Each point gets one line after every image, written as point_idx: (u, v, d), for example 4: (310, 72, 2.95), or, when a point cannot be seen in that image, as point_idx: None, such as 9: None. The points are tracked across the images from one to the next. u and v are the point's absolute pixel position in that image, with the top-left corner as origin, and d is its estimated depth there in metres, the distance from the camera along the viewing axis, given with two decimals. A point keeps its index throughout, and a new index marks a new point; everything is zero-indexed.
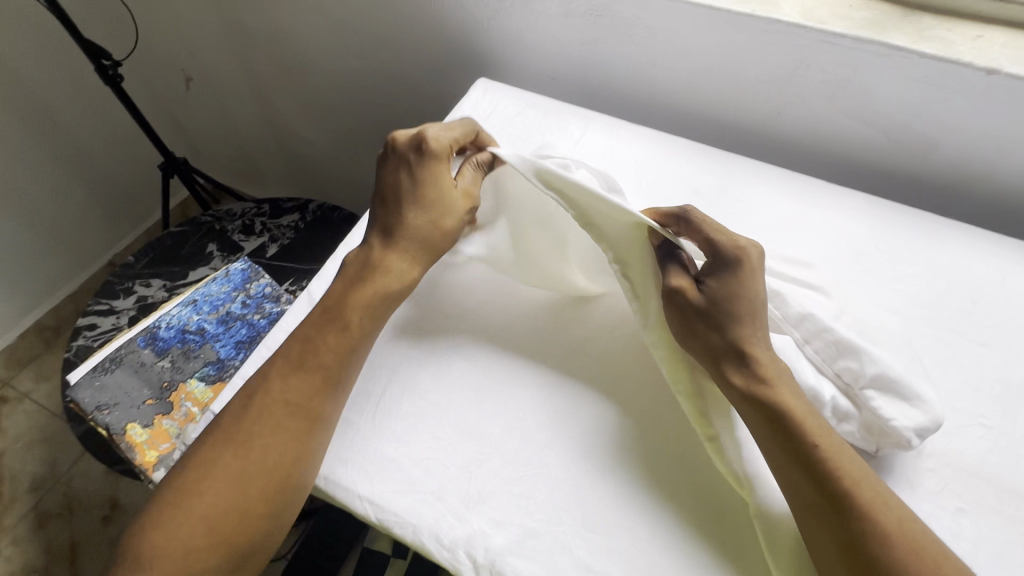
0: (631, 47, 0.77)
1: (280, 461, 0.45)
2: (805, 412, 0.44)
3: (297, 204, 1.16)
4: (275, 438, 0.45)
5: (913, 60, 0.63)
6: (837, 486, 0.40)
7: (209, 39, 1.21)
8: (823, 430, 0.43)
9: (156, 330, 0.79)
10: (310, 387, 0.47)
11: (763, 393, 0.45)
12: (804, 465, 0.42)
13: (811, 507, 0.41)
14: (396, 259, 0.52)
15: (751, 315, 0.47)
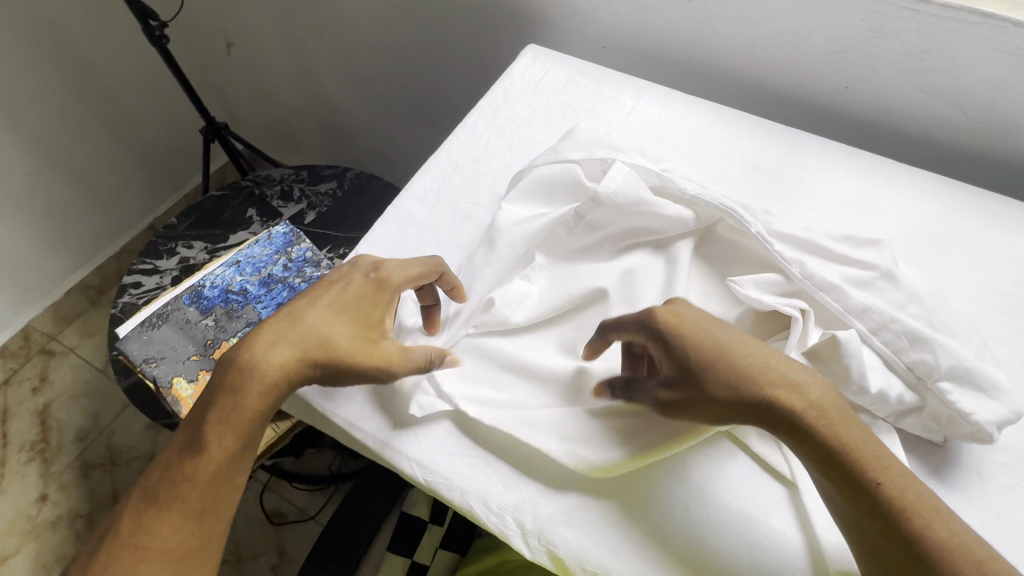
0: (690, 13, 0.74)
1: (186, 511, 0.43)
2: (859, 443, 0.39)
3: (334, 172, 1.17)
4: (185, 487, 0.43)
5: (1006, 30, 0.58)
6: (909, 527, 0.36)
7: (251, 2, 1.20)
8: (881, 460, 0.38)
9: (201, 289, 0.80)
10: (216, 433, 0.44)
11: (812, 425, 0.39)
12: (860, 501, 0.37)
13: (870, 544, 0.37)
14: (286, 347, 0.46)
15: (732, 356, 0.42)
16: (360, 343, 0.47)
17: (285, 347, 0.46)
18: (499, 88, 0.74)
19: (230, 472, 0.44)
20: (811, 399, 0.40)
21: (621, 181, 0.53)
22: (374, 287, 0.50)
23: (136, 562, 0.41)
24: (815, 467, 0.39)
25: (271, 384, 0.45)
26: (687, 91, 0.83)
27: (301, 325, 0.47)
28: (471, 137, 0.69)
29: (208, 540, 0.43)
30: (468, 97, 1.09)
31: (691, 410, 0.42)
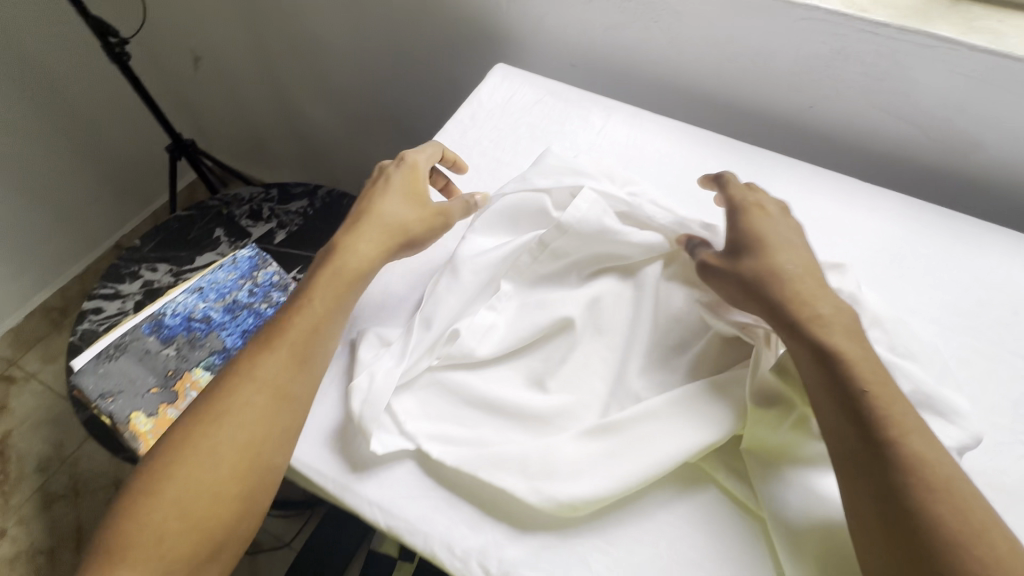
0: (657, 32, 0.74)
1: (291, 355, 0.48)
2: (858, 356, 0.43)
3: (305, 190, 1.15)
4: (289, 334, 0.49)
5: (962, 53, 0.59)
6: (885, 435, 0.39)
7: (218, 17, 1.18)
8: (876, 373, 0.42)
9: (161, 317, 0.77)
10: (316, 290, 0.51)
11: (817, 331, 0.44)
12: (846, 405, 0.41)
13: (846, 446, 0.40)
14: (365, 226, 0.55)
15: (771, 252, 0.49)
16: (423, 218, 0.57)
17: (371, 231, 0.55)
18: (468, 108, 0.74)
19: (329, 329, 0.50)
20: (818, 312, 0.45)
21: (586, 209, 0.53)
22: (414, 172, 0.60)
23: (243, 399, 0.45)
24: (806, 366, 0.43)
25: (361, 258, 0.54)
26: (656, 109, 0.83)
27: (377, 212, 0.56)
28: (437, 160, 0.68)
29: (306, 390, 0.47)
30: (440, 114, 1.08)
31: (720, 276, 0.49)
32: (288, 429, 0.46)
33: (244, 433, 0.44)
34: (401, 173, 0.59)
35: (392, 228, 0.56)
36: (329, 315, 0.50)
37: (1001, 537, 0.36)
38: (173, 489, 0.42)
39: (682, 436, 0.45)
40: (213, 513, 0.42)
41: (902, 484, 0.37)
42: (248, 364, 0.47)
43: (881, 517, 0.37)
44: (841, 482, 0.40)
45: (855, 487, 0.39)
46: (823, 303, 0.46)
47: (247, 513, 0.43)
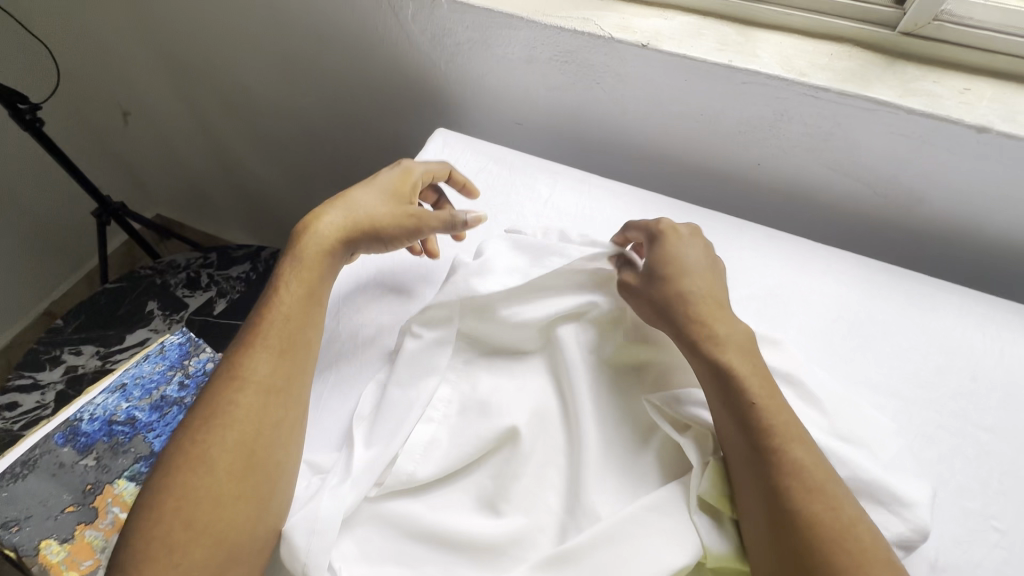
0: (600, 94, 0.72)
1: (271, 360, 0.50)
2: (750, 371, 0.46)
3: (247, 253, 1.09)
4: (267, 333, 0.51)
5: (900, 116, 0.59)
6: (770, 442, 0.43)
7: (145, 72, 1.11)
8: (764, 386, 0.46)
9: (77, 424, 0.69)
10: (287, 287, 0.54)
11: (713, 350, 0.48)
12: (738, 418, 0.44)
13: (736, 452, 0.44)
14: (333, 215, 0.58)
15: (684, 273, 0.53)
16: (392, 210, 0.58)
17: (336, 216, 0.57)
18: None
19: (305, 324, 0.53)
20: (713, 333, 0.48)
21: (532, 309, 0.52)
22: (405, 176, 0.62)
23: (231, 399, 0.47)
24: (707, 383, 0.47)
25: (323, 249, 0.56)
26: (606, 167, 0.81)
27: (348, 200, 0.59)
28: None
29: (290, 385, 0.49)
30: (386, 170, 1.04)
31: (635, 293, 0.52)
32: (282, 426, 0.47)
33: (239, 431, 0.46)
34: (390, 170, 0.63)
35: (360, 215, 0.58)
36: (301, 310, 0.53)
37: (866, 533, 0.40)
38: (182, 497, 0.43)
39: (653, 555, 0.41)
40: (221, 517, 0.43)
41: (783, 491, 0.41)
42: (231, 366, 0.49)
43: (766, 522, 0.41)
44: (737, 486, 0.43)
45: (745, 492, 0.42)
46: (720, 324, 0.49)
47: (256, 515, 0.44)
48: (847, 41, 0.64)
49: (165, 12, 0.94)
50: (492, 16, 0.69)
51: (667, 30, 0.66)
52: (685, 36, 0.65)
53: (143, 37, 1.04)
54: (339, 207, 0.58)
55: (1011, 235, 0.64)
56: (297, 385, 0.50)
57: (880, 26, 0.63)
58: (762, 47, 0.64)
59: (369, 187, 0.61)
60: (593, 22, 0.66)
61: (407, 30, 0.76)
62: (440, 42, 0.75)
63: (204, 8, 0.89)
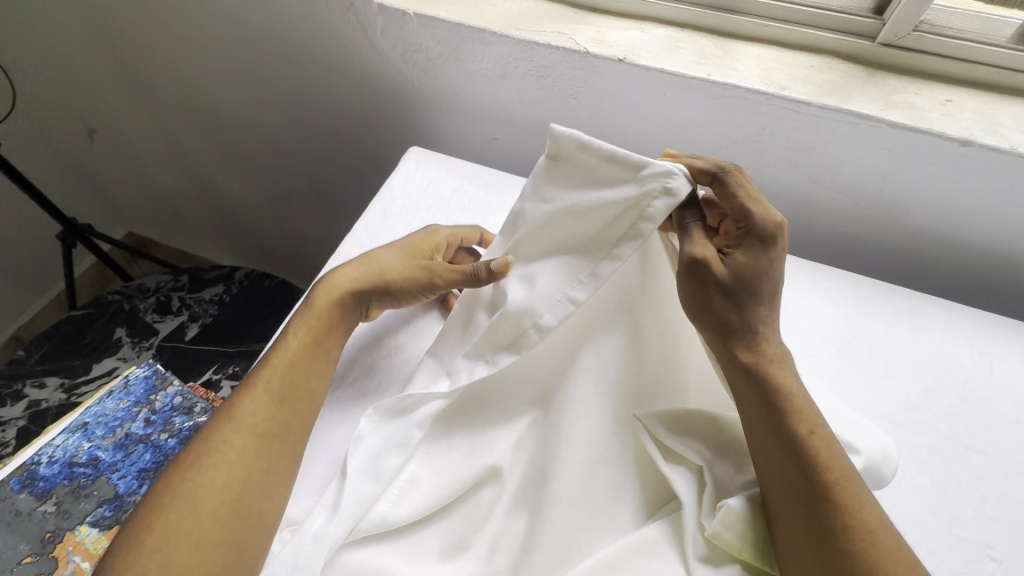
0: (578, 109, 0.70)
1: (270, 401, 0.47)
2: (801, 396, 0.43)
3: (220, 274, 1.05)
4: (269, 373, 0.49)
5: (882, 129, 0.58)
6: (825, 475, 0.40)
7: (109, 89, 1.07)
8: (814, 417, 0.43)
9: (35, 467, 0.65)
10: (296, 328, 0.52)
11: (773, 373, 0.43)
12: (790, 449, 0.41)
13: (788, 484, 0.40)
14: (349, 269, 0.55)
15: (772, 296, 0.45)
16: (407, 268, 0.55)
17: (354, 267, 0.55)
18: (379, 205, 0.67)
19: (310, 367, 0.50)
20: (772, 353, 0.44)
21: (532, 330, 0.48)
22: (431, 235, 0.58)
23: (225, 438, 0.45)
24: (757, 408, 0.43)
25: (332, 297, 0.53)
26: None
27: (370, 255, 0.57)
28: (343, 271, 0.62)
29: (287, 431, 0.47)
30: (362, 187, 1.01)
31: (712, 291, 0.44)
32: (274, 475, 0.45)
33: (228, 474, 0.43)
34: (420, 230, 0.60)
35: (375, 271, 0.55)
36: (305, 352, 0.50)
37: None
38: (159, 539, 0.40)
39: None
40: (196, 565, 0.40)
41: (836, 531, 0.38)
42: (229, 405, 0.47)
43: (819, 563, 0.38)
44: (778, 519, 0.40)
45: (792, 526, 0.39)
46: (780, 347, 0.45)
47: (231, 566, 0.41)
48: (826, 53, 0.63)
49: (127, 27, 0.91)
50: (464, 31, 0.66)
51: (644, 43, 0.64)
52: (662, 50, 0.63)
53: (106, 53, 1.00)
54: (359, 261, 0.56)
55: (994, 247, 0.64)
56: (296, 431, 0.47)
57: (859, 38, 0.61)
58: (741, 60, 0.62)
59: (394, 244, 0.58)
60: (568, 36, 0.64)
61: (377, 45, 0.73)
62: (411, 57, 0.73)
63: (167, 24, 0.85)
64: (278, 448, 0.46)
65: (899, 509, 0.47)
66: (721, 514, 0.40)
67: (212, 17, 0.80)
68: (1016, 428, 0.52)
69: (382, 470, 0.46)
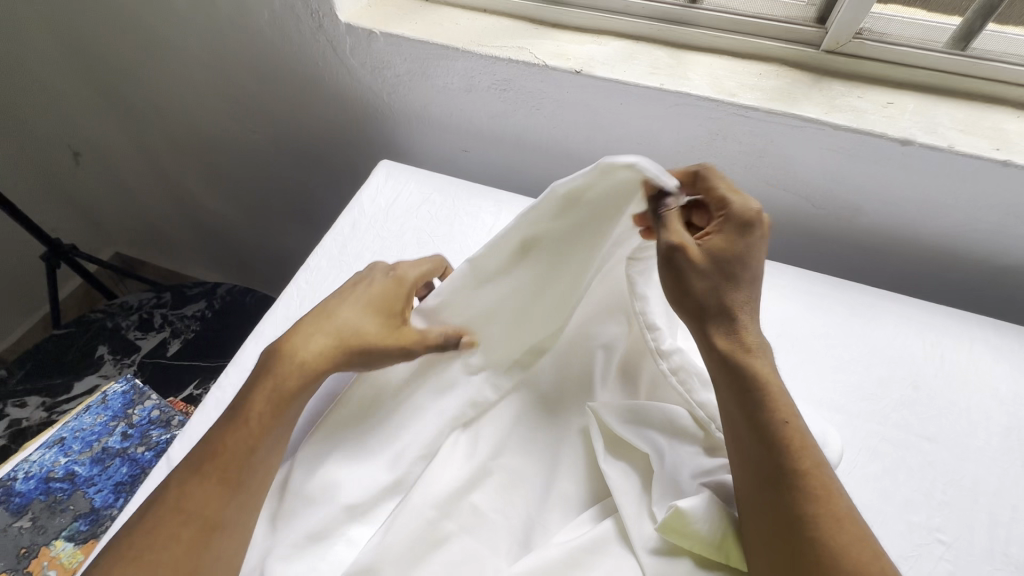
0: (542, 119, 0.72)
1: (220, 487, 0.43)
2: (779, 389, 0.43)
3: (202, 291, 1.07)
4: (221, 458, 0.44)
5: (828, 132, 0.60)
6: (793, 462, 0.39)
7: (90, 111, 1.09)
8: (789, 408, 0.42)
9: (11, 483, 0.66)
10: (259, 406, 0.46)
11: (744, 362, 0.43)
12: (758, 436, 0.41)
13: (756, 470, 0.40)
14: (311, 344, 0.48)
15: (750, 280, 0.45)
16: (383, 334, 0.48)
17: (318, 336, 0.48)
18: (348, 217, 0.69)
19: (268, 449, 0.45)
20: (750, 345, 0.44)
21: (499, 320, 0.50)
22: (397, 284, 0.52)
23: (171, 531, 0.41)
24: (730, 398, 0.43)
25: (294, 380, 0.47)
26: None
27: (334, 319, 0.49)
28: (313, 282, 0.63)
29: (238, 522, 0.43)
30: (340, 202, 1.02)
31: (691, 277, 0.44)
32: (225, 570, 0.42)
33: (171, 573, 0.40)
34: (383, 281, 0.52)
35: (342, 340, 0.48)
36: (264, 440, 0.45)
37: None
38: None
39: None
40: None
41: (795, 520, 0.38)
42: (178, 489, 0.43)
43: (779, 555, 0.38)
44: (750, 508, 0.40)
45: (762, 512, 0.39)
46: (754, 339, 0.44)
47: None
48: (775, 61, 0.66)
49: (107, 52, 0.93)
50: (430, 48, 0.69)
51: (601, 55, 0.67)
52: (618, 61, 0.66)
53: (87, 78, 1.02)
54: (322, 328, 0.49)
55: (944, 242, 0.66)
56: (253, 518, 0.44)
57: (805, 46, 0.64)
58: (693, 69, 0.65)
59: (357, 301, 0.51)
60: (527, 50, 0.67)
61: (348, 64, 0.76)
62: (379, 73, 0.75)
63: (147, 48, 0.88)
64: (224, 540, 0.42)
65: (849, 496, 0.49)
66: (670, 515, 0.40)
67: (187, 39, 0.82)
68: (967, 415, 0.54)
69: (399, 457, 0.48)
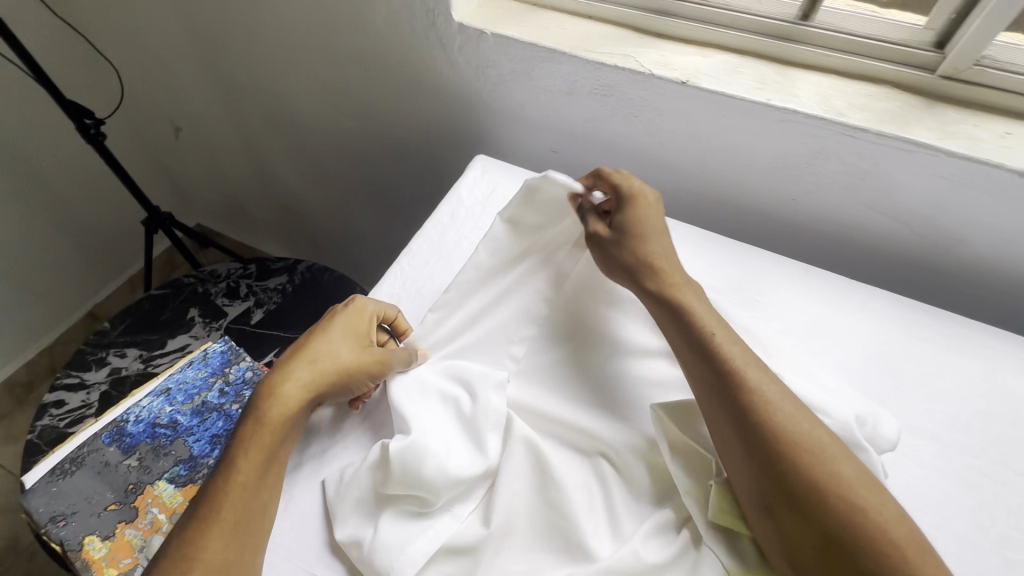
0: (638, 126, 0.74)
1: (234, 518, 0.45)
2: (705, 314, 0.51)
3: (285, 265, 1.13)
4: (228, 498, 0.45)
5: (940, 158, 0.59)
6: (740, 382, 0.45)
7: (197, 89, 1.17)
8: (721, 330, 0.50)
9: (123, 425, 0.72)
10: (247, 442, 0.48)
11: (672, 296, 0.52)
12: (702, 361, 0.48)
13: (710, 394, 0.46)
14: (284, 381, 0.52)
15: (654, 236, 0.57)
16: (357, 360, 0.54)
17: (296, 373, 0.52)
18: (447, 206, 0.73)
19: (269, 472, 0.48)
20: (672, 282, 0.53)
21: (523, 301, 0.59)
22: (359, 314, 0.58)
23: (197, 573, 0.42)
24: (672, 334, 0.51)
25: (277, 414, 0.50)
26: None
27: (309, 355, 0.54)
28: (416, 266, 0.67)
29: (255, 548, 0.45)
30: (421, 193, 1.07)
31: (610, 247, 0.56)
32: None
33: None
34: (344, 314, 0.57)
35: (313, 373, 0.53)
36: (260, 473, 0.47)
37: (851, 468, 0.41)
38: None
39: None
40: None
41: (756, 425, 0.43)
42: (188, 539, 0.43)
43: (748, 459, 0.43)
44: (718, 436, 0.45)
45: (725, 434, 0.45)
46: (675, 280, 0.54)
47: None
48: (885, 83, 0.65)
49: (223, 36, 1.00)
50: (537, 50, 0.72)
51: (706, 68, 0.68)
52: (724, 74, 0.67)
53: (201, 60, 1.10)
54: (295, 367, 0.53)
55: None
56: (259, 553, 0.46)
57: (919, 70, 0.64)
58: (799, 86, 0.65)
59: (322, 337, 0.55)
60: (633, 58, 0.69)
61: (453, 61, 0.80)
62: (483, 72, 0.79)
63: (263, 34, 0.94)
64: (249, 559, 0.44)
65: (941, 526, 0.48)
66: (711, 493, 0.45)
67: (304, 29, 0.88)
68: None
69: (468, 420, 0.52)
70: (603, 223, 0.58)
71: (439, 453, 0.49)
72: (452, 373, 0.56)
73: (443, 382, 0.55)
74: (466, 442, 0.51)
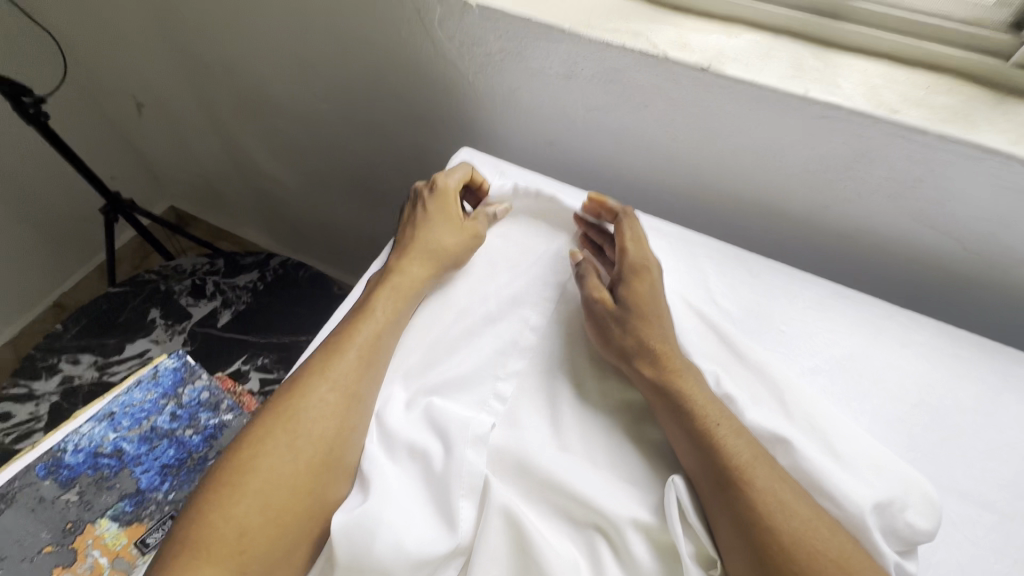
0: (648, 118, 0.63)
1: (359, 359, 0.49)
2: (706, 399, 0.46)
3: (256, 261, 1.04)
4: (356, 339, 0.50)
5: (1012, 167, 0.49)
6: (745, 483, 0.41)
7: (155, 61, 1.05)
8: (719, 413, 0.45)
9: (61, 455, 0.63)
10: (378, 300, 0.53)
11: (675, 380, 0.47)
12: (705, 458, 0.43)
13: (714, 495, 0.42)
14: (408, 261, 0.56)
15: (659, 317, 0.52)
16: (458, 236, 0.58)
17: (416, 256, 0.57)
18: None
19: (395, 327, 0.52)
20: (678, 366, 0.48)
21: (508, 333, 0.53)
22: (445, 194, 0.61)
23: (324, 397, 0.47)
24: (671, 418, 0.46)
25: (410, 282, 0.55)
26: (644, 200, 0.73)
27: (419, 241, 0.58)
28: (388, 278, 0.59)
29: (372, 393, 0.49)
30: (404, 184, 0.96)
31: (606, 319, 0.52)
32: (274, 549, 0.41)
33: (331, 428, 0.45)
34: (435, 197, 0.61)
35: (430, 254, 0.57)
36: (389, 322, 0.52)
37: None
38: None
39: None
40: (289, 500, 0.42)
41: (767, 536, 0.39)
42: (324, 360, 0.49)
43: (758, 569, 0.38)
44: (721, 542, 0.41)
45: (732, 545, 0.40)
46: (682, 362, 0.48)
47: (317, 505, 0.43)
48: (946, 72, 0.55)
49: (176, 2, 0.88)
50: (531, 26, 0.60)
51: (732, 50, 0.57)
52: (753, 58, 0.56)
53: (156, 28, 0.97)
54: (414, 250, 0.57)
55: None
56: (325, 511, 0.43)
57: (990, 56, 0.53)
58: (843, 74, 0.55)
59: (427, 224, 0.59)
60: (645, 36, 0.58)
61: (434, 37, 0.68)
62: (469, 50, 0.67)
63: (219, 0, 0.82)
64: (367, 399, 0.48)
65: None
66: None
67: None
68: None
69: (445, 478, 0.44)
70: (605, 291, 0.54)
71: (398, 526, 0.41)
72: (424, 416, 0.48)
73: (412, 431, 0.47)
74: (432, 509, 0.43)
